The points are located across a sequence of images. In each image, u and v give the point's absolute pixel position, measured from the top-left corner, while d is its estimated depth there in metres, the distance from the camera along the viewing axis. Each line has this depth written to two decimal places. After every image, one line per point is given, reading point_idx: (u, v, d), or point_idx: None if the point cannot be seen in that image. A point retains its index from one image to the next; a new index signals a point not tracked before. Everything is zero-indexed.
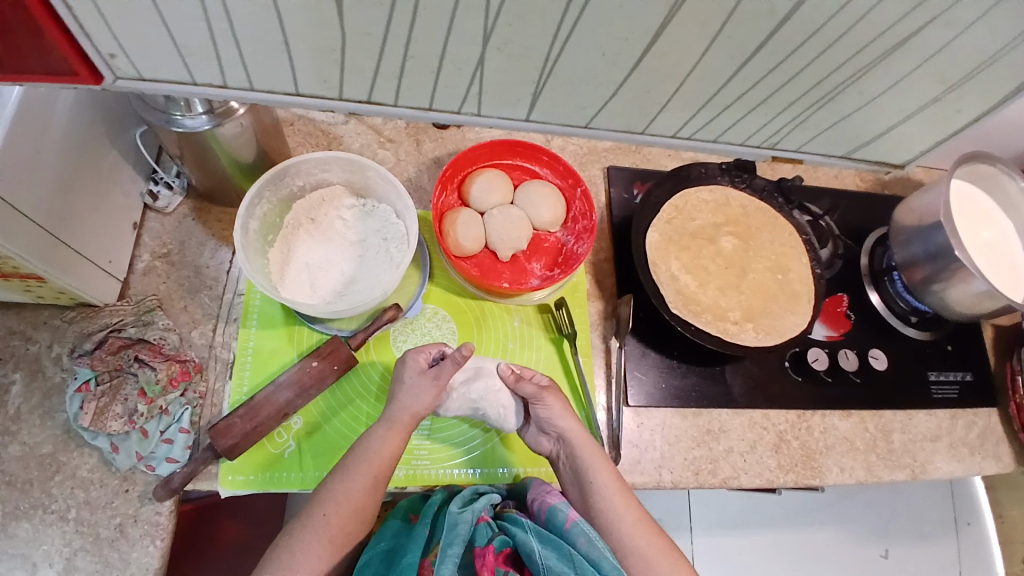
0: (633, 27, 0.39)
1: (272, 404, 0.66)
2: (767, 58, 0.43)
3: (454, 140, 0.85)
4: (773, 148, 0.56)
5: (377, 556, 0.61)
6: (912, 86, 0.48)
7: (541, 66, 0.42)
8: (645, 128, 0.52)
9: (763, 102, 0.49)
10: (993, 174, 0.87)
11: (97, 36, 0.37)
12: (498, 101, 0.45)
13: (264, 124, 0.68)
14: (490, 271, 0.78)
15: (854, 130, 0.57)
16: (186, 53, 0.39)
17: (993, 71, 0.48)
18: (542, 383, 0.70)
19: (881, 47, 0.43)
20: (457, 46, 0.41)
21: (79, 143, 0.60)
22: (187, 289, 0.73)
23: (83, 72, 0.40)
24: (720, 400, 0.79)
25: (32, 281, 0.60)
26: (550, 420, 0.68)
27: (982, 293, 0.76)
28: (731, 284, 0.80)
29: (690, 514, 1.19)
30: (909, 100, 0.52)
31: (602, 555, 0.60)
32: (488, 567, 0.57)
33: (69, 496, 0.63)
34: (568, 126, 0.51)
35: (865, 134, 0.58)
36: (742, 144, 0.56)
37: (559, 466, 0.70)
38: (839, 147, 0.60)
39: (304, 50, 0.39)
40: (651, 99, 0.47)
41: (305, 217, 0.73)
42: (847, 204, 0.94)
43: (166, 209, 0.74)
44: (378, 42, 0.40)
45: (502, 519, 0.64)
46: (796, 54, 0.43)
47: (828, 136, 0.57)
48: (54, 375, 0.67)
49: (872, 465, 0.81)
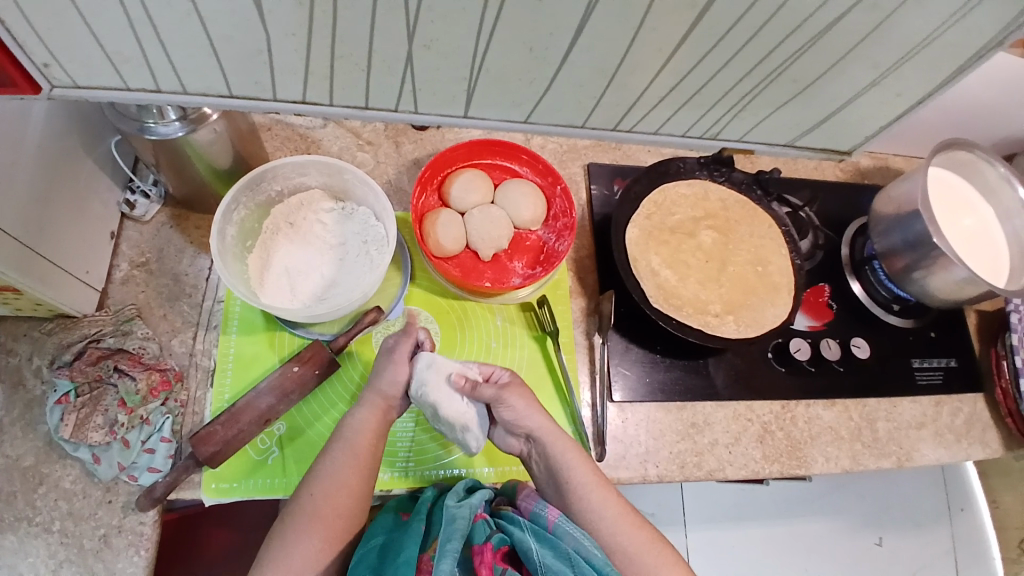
0: (559, 21, 0.38)
1: (253, 410, 0.65)
2: (691, 52, 0.42)
3: (434, 141, 0.85)
4: (715, 140, 0.55)
5: (371, 553, 0.60)
6: (842, 77, 0.47)
7: (470, 63, 0.42)
8: (587, 121, 0.49)
9: (694, 97, 0.48)
10: (972, 160, 0.88)
11: (29, 48, 0.37)
12: (439, 97, 0.45)
13: (239, 130, 0.68)
14: (471, 270, 0.78)
15: (803, 113, 0.52)
16: (119, 61, 0.39)
17: (933, 51, 0.44)
18: (502, 381, 0.68)
19: (806, 34, 0.42)
20: (383, 44, 0.39)
21: (52, 153, 0.60)
22: (166, 297, 0.72)
23: (21, 83, 0.40)
24: (704, 393, 0.79)
25: (8, 293, 0.59)
26: (517, 421, 0.67)
27: (963, 279, 0.76)
28: (712, 277, 0.81)
29: (684, 507, 1.19)
30: (846, 86, 0.48)
31: (595, 552, 0.61)
32: (488, 565, 0.56)
33: (53, 508, 0.63)
34: (507, 121, 0.49)
35: (806, 120, 0.53)
36: (685, 137, 0.54)
37: (534, 466, 0.69)
38: (781, 140, 0.56)
39: (229, 54, 0.39)
40: (585, 93, 0.46)
41: (284, 222, 0.73)
42: (827, 195, 0.94)
43: (144, 217, 0.74)
44: (315, 42, 0.38)
45: (500, 517, 0.64)
46: (719, 46, 0.42)
47: (772, 125, 0.53)
48: (34, 387, 0.66)
49: (857, 454, 0.81)
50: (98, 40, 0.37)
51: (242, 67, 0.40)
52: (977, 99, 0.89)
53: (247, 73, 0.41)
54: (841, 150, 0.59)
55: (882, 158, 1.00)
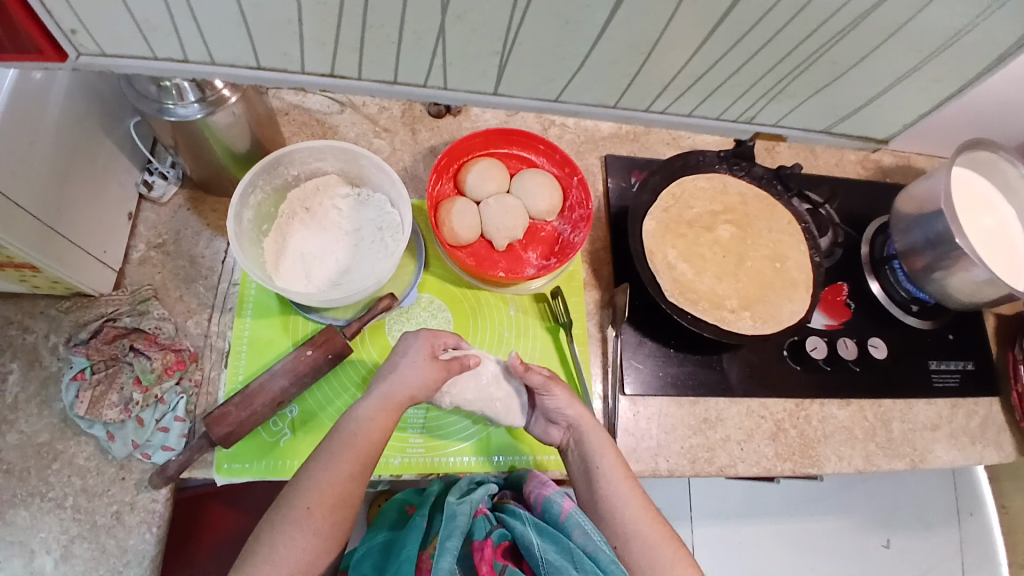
0: None
1: (267, 392, 0.65)
2: (729, 37, 0.43)
3: (450, 129, 0.85)
4: (749, 124, 0.54)
5: (374, 548, 0.66)
6: (881, 61, 0.47)
7: (504, 35, 0.41)
8: (619, 101, 0.49)
9: (727, 83, 0.48)
10: (993, 161, 0.87)
11: (56, 13, 0.37)
12: (465, 71, 0.45)
13: (257, 114, 0.68)
14: (486, 260, 0.78)
15: (834, 102, 0.52)
16: (146, 29, 0.39)
17: (964, 43, 0.45)
18: (546, 373, 0.69)
19: (846, 22, 0.42)
20: (415, 15, 0.39)
21: (73, 132, 0.60)
22: (182, 279, 0.73)
23: (47, 51, 0.40)
24: (717, 388, 0.78)
25: (26, 271, 0.60)
26: (557, 410, 0.68)
27: (983, 280, 0.75)
28: (729, 272, 0.80)
29: (691, 502, 1.19)
30: (885, 71, 0.48)
31: (599, 548, 0.61)
32: (487, 562, 0.59)
33: (67, 484, 0.64)
34: (537, 100, 0.49)
35: (843, 104, 0.53)
36: (719, 120, 0.53)
37: (568, 454, 0.70)
38: (818, 125, 0.56)
39: (259, 24, 0.39)
40: (618, 72, 0.45)
41: (300, 207, 0.73)
42: (847, 192, 0.93)
43: (161, 199, 0.74)
44: (336, 10, 0.38)
45: (502, 510, 0.65)
46: (759, 29, 0.42)
47: (807, 110, 0.53)
48: (50, 364, 0.67)
49: (870, 454, 0.81)
50: (127, 9, 0.37)
51: (269, 39, 0.40)
52: (1003, 98, 0.87)
53: (274, 45, 0.41)
54: (877, 137, 0.60)
55: (903, 156, 0.99)
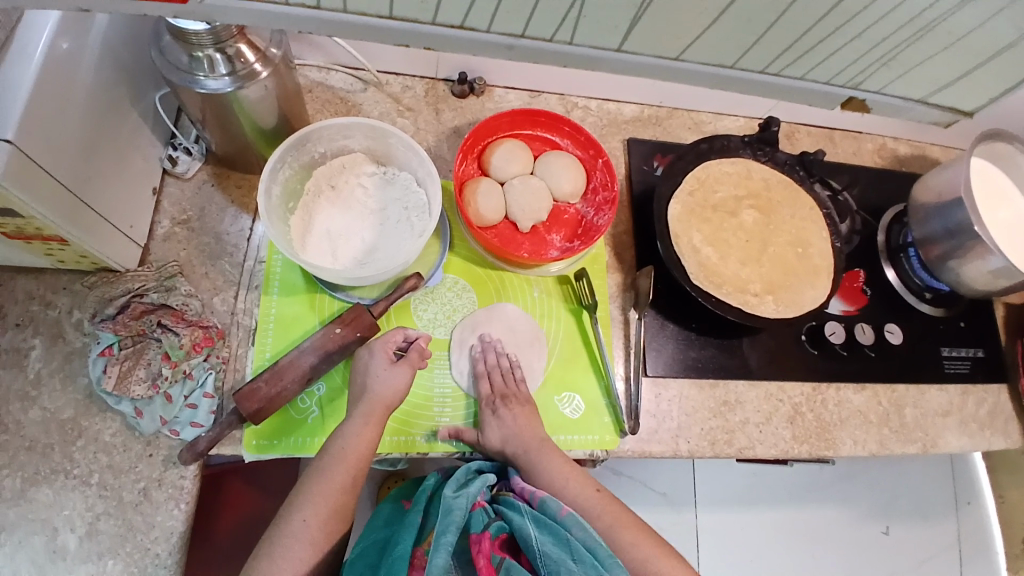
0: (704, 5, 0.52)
1: (297, 368, 0.65)
2: (841, 36, 0.58)
3: (474, 110, 0.84)
4: (853, 88, 0.68)
5: (367, 546, 0.63)
6: (934, 71, 0.67)
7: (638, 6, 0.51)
8: (737, 62, 0.61)
9: (854, 47, 0.60)
10: (1011, 154, 0.88)
11: None
12: (602, 29, 0.54)
13: (286, 89, 0.67)
14: (510, 241, 0.77)
15: (930, 73, 0.67)
16: None
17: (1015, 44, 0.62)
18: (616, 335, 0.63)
19: (920, 31, 0.58)
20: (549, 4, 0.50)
21: (101, 101, 0.59)
22: (207, 256, 0.72)
23: None
24: (737, 372, 0.79)
25: (54, 244, 0.60)
26: None
27: (999, 269, 0.76)
28: (752, 257, 0.80)
29: (696, 488, 1.21)
30: (948, 73, 0.68)
31: (599, 541, 0.59)
32: (484, 554, 0.56)
33: (92, 460, 0.64)
34: (661, 58, 0.58)
35: (948, 77, 0.69)
36: (828, 84, 0.67)
37: None
38: (921, 96, 0.74)
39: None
40: (750, 44, 0.58)
41: (325, 185, 0.72)
42: (866, 181, 0.94)
43: (185, 174, 0.73)
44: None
45: (499, 503, 0.63)
46: (858, 28, 0.57)
47: (917, 74, 0.66)
48: (74, 340, 0.67)
49: (884, 438, 0.82)
50: None
51: None
52: None
53: None
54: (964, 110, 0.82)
55: (920, 147, 0.99)
